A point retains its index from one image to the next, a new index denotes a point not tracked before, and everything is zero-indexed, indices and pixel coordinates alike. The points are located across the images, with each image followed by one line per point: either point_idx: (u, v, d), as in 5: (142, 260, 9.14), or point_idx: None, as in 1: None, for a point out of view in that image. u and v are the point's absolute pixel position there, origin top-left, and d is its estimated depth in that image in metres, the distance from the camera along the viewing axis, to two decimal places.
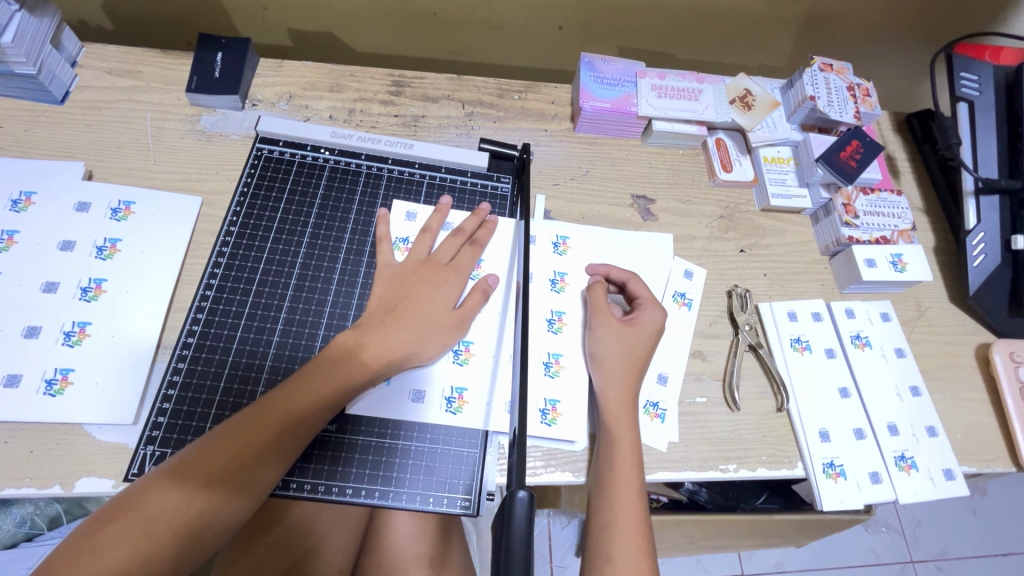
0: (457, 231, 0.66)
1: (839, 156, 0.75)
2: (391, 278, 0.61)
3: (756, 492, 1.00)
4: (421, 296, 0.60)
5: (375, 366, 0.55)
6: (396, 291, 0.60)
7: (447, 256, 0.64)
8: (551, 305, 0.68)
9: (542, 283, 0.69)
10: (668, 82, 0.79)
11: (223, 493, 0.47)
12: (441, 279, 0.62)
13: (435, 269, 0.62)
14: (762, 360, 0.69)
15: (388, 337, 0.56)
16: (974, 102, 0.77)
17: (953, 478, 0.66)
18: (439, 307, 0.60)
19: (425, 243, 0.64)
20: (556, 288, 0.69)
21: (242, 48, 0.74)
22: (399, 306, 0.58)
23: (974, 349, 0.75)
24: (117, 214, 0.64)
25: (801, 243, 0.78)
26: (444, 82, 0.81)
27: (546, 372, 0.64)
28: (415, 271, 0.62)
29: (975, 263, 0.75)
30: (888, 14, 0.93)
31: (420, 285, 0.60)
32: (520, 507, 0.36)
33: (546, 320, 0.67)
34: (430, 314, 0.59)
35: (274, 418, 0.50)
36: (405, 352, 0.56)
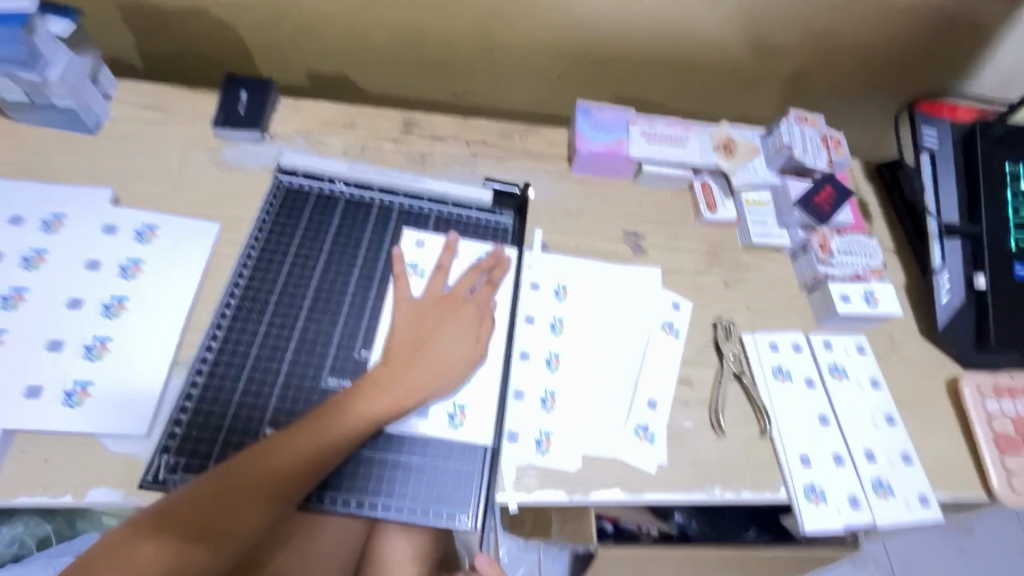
0: (475, 267, 0.71)
1: (815, 200, 0.82)
2: (411, 313, 0.65)
3: (746, 526, 1.03)
4: (439, 331, 0.64)
5: (397, 402, 0.59)
6: (416, 326, 0.64)
7: (464, 292, 0.68)
8: (550, 346, 0.71)
9: (542, 326, 0.72)
10: (657, 129, 0.86)
11: (223, 535, 0.50)
12: (456, 314, 0.66)
13: (453, 302, 0.67)
14: (746, 387, 0.73)
15: (412, 373, 0.61)
16: (934, 154, 0.84)
17: (927, 504, 0.69)
18: (455, 344, 0.64)
19: (442, 279, 0.68)
20: (555, 331, 0.72)
21: (265, 88, 0.81)
22: (422, 343, 0.63)
23: (945, 382, 0.79)
24: (141, 237, 0.68)
25: (781, 279, 0.84)
26: (450, 123, 0.88)
27: (545, 400, 0.67)
28: (433, 308, 0.66)
29: (942, 300, 0.80)
30: (857, 72, 1.02)
31: (441, 323, 0.65)
32: None
33: (545, 359, 0.70)
34: (448, 347, 0.63)
35: (273, 467, 0.53)
36: (427, 385, 0.61)
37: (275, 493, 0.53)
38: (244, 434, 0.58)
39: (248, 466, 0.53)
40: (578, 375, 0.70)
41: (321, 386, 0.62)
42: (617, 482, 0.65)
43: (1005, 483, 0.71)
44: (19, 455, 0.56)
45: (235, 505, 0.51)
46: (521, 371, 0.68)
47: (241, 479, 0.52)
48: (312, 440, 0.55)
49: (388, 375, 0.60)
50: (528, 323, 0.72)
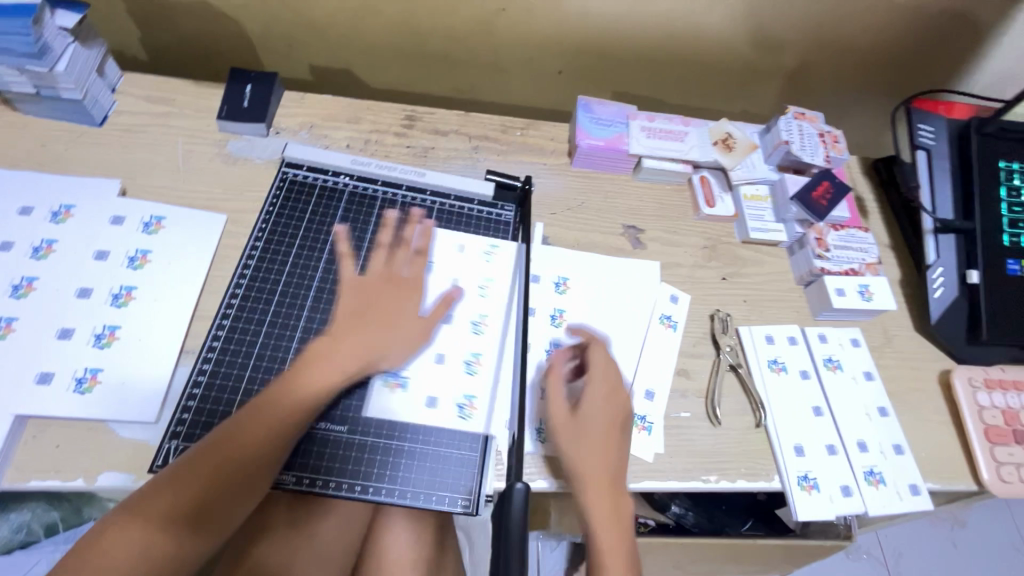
0: (416, 245, 0.68)
1: (811, 195, 0.83)
2: (350, 289, 0.63)
3: (743, 518, 1.05)
4: (378, 308, 0.63)
5: (340, 375, 0.58)
6: (356, 302, 0.63)
7: (403, 268, 0.66)
8: (550, 336, 0.72)
9: (543, 318, 0.73)
10: (657, 124, 0.87)
11: (196, 521, 0.50)
12: (399, 290, 0.65)
13: (398, 280, 0.65)
14: (742, 379, 0.74)
15: (357, 347, 0.60)
16: (930, 151, 0.85)
17: (918, 493, 0.71)
18: (399, 322, 0.63)
19: (382, 256, 0.67)
20: (556, 323, 0.73)
21: (270, 82, 0.81)
22: (363, 319, 0.62)
23: (937, 375, 0.80)
24: (148, 228, 0.69)
25: (778, 273, 0.85)
26: (453, 117, 0.88)
27: (531, 385, 0.69)
28: (373, 285, 0.64)
29: (936, 295, 0.81)
30: (856, 69, 1.03)
31: (384, 299, 0.63)
32: (517, 495, 0.46)
33: (546, 349, 0.71)
34: (399, 326, 0.63)
35: (233, 450, 0.52)
36: (366, 359, 0.60)
37: (239, 472, 0.52)
38: None
39: (209, 453, 0.52)
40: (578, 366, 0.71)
41: None
42: None
43: (994, 474, 0.73)
44: (31, 440, 0.57)
45: (206, 489, 0.51)
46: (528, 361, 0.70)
47: (204, 465, 0.51)
48: (266, 417, 0.54)
49: (319, 352, 0.59)
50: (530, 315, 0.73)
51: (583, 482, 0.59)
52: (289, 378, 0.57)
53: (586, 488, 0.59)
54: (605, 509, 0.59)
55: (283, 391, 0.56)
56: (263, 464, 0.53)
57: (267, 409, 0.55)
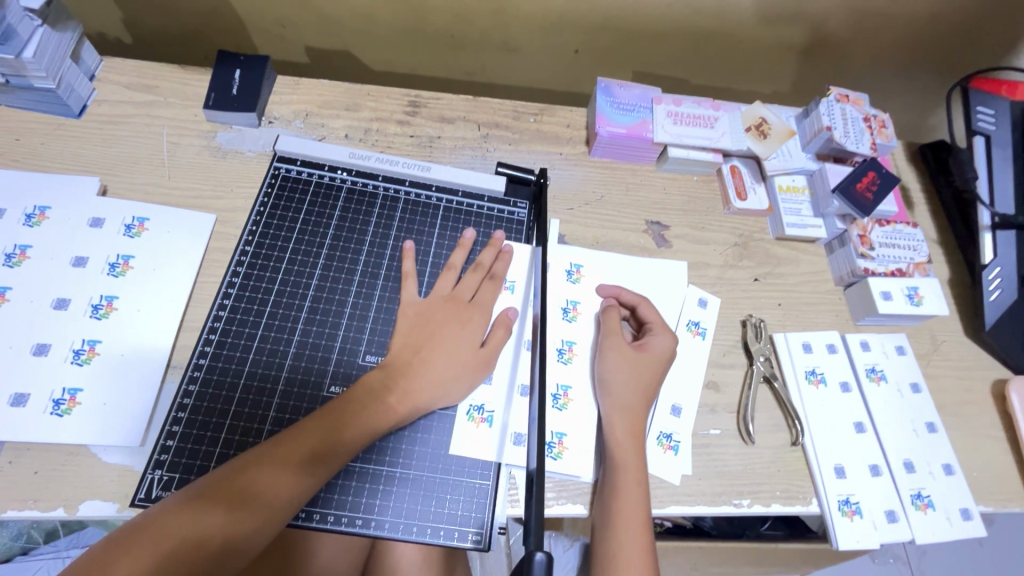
0: (476, 266, 0.64)
1: (855, 188, 0.75)
2: (415, 315, 0.60)
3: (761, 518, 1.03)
4: (448, 333, 0.58)
5: (397, 410, 0.54)
6: (419, 327, 0.59)
7: (469, 291, 0.62)
8: (563, 335, 0.67)
9: (553, 311, 0.68)
10: (685, 109, 0.79)
11: (254, 512, 0.46)
12: (465, 317, 0.60)
13: (459, 304, 0.61)
14: (777, 393, 0.68)
15: (412, 380, 0.55)
16: (990, 136, 0.77)
17: (969, 518, 0.65)
18: (462, 347, 0.58)
19: (448, 280, 0.63)
20: (568, 317, 0.68)
21: (261, 67, 0.74)
22: (424, 346, 0.57)
23: (990, 385, 0.74)
24: (130, 231, 0.63)
25: (815, 273, 0.78)
26: (460, 103, 0.81)
27: (580, 409, 0.63)
28: (439, 308, 0.60)
29: (991, 297, 0.74)
30: (903, 45, 0.93)
31: (443, 325, 0.59)
32: (537, 569, 0.35)
33: (557, 350, 0.66)
34: (454, 354, 0.57)
35: (300, 441, 0.50)
36: (427, 392, 0.55)
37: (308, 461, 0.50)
38: (241, 448, 0.54)
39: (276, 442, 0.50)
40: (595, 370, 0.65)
41: (323, 396, 0.57)
42: None
43: None
44: (7, 467, 0.53)
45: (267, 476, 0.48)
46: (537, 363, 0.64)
47: (268, 453, 0.49)
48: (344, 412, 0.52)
49: (391, 367, 0.56)
50: None
51: (611, 473, 0.57)
52: (367, 385, 0.54)
53: (615, 480, 0.57)
54: (636, 505, 0.55)
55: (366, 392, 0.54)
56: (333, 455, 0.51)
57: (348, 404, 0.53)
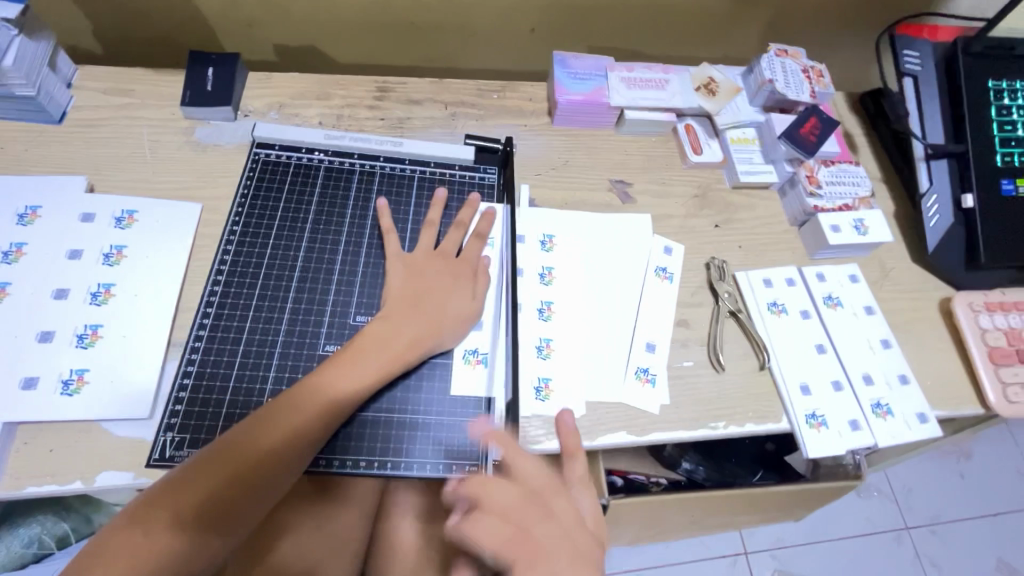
0: (457, 223, 0.69)
1: (799, 131, 0.81)
2: (406, 269, 0.64)
3: (753, 471, 1.23)
4: (439, 284, 0.63)
5: (399, 358, 0.58)
6: (413, 280, 0.63)
7: (454, 247, 0.67)
8: (541, 297, 0.71)
9: (531, 278, 0.72)
10: (636, 74, 0.85)
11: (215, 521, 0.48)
12: (454, 269, 0.65)
13: (446, 259, 0.66)
14: (742, 323, 0.73)
15: (410, 329, 0.59)
16: (917, 77, 0.83)
17: (926, 421, 0.70)
18: (453, 298, 0.63)
19: (431, 235, 0.67)
20: (545, 282, 0.72)
21: (232, 62, 0.78)
22: (422, 299, 0.62)
23: (938, 303, 0.80)
24: (121, 223, 0.66)
25: (771, 216, 0.83)
26: (426, 86, 0.86)
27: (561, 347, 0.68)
28: (429, 263, 0.65)
29: (930, 223, 0.80)
30: (836, 1, 1.00)
31: (435, 277, 0.64)
32: None
33: (536, 310, 0.70)
34: (446, 302, 0.62)
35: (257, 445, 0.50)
36: (427, 337, 0.60)
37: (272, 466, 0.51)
38: (247, 405, 0.57)
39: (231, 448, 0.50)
40: (568, 326, 0.70)
41: (319, 354, 0.60)
42: (622, 425, 0.66)
43: (1001, 396, 0.72)
44: (23, 447, 0.55)
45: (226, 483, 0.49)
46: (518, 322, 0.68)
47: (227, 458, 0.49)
48: (299, 411, 0.53)
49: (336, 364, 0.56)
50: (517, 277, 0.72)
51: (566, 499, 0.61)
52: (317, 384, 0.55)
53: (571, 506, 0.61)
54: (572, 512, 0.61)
55: (316, 390, 0.54)
56: (296, 455, 0.52)
57: (301, 405, 0.53)
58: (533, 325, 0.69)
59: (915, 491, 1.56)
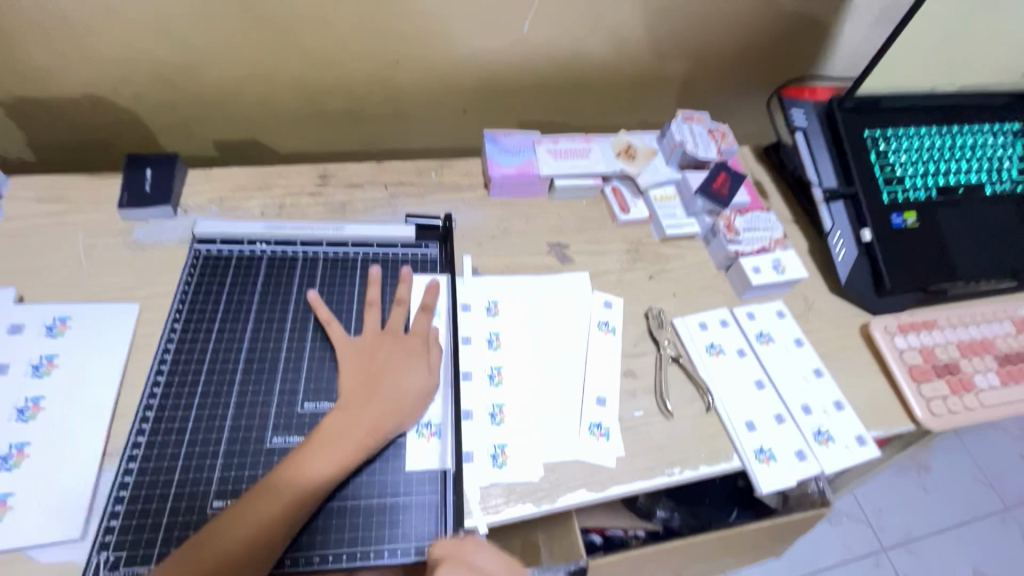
0: (398, 300, 0.71)
1: (713, 186, 0.89)
2: (358, 352, 0.65)
3: (729, 510, 1.27)
4: (390, 364, 0.64)
5: (366, 440, 0.59)
6: (366, 364, 0.65)
7: (402, 323, 0.69)
8: (489, 362, 0.72)
9: (479, 344, 0.73)
10: (562, 146, 0.93)
11: None
12: (406, 345, 0.67)
13: (396, 336, 0.68)
14: (684, 368, 0.77)
15: (369, 413, 0.60)
16: (806, 132, 0.94)
17: (865, 443, 0.74)
18: (408, 372, 0.65)
19: (375, 314, 0.69)
20: (493, 347, 0.74)
21: (171, 163, 0.80)
22: (377, 380, 0.63)
23: (857, 328, 0.86)
24: (52, 331, 0.65)
25: (699, 264, 0.90)
26: (366, 169, 0.90)
27: (514, 412, 0.69)
28: (382, 343, 0.66)
29: (839, 257, 0.89)
30: (730, 69, 1.13)
31: (388, 355, 0.65)
32: None
33: (486, 375, 0.71)
34: (404, 379, 0.64)
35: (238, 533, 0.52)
36: (388, 419, 0.61)
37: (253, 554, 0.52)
38: (189, 513, 0.55)
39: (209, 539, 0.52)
40: (519, 388, 0.71)
41: (267, 448, 0.59)
42: (581, 483, 0.66)
43: (926, 411, 0.78)
44: None
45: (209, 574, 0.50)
46: (466, 391, 0.69)
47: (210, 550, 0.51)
48: (273, 498, 0.54)
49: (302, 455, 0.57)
50: (465, 343, 0.73)
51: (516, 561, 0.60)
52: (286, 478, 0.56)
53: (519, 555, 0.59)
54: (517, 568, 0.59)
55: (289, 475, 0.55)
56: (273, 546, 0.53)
57: (274, 492, 0.54)
58: (482, 393, 0.70)
59: (886, 511, 1.60)
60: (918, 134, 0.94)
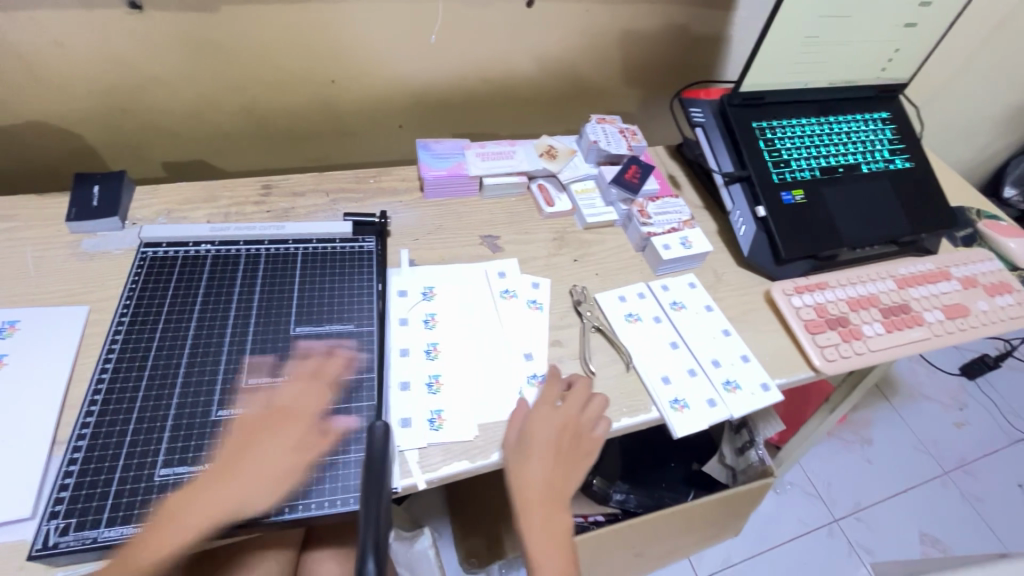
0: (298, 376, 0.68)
1: (625, 177, 1.00)
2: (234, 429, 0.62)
3: (686, 491, 1.33)
4: (255, 448, 0.60)
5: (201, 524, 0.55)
6: (240, 441, 0.61)
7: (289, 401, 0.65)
8: (426, 339, 0.79)
9: (416, 325, 0.80)
10: (489, 149, 1.03)
11: None
12: (280, 426, 0.63)
13: (280, 416, 0.63)
14: (605, 334, 0.85)
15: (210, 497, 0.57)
16: (704, 126, 1.06)
17: (768, 389, 0.83)
18: (273, 456, 0.60)
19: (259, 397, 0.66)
20: (428, 326, 0.80)
21: (118, 179, 0.85)
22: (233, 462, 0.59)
23: (761, 294, 0.97)
24: (2, 333, 0.69)
25: (619, 247, 0.99)
26: (308, 179, 0.97)
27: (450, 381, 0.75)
28: (260, 422, 0.63)
29: (741, 233, 1.00)
30: (640, 79, 1.26)
31: (258, 439, 0.61)
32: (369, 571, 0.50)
33: (423, 351, 0.77)
34: (270, 460, 0.60)
35: None
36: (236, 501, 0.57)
37: None
38: (136, 481, 0.59)
39: None
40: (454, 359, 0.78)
41: (212, 419, 0.64)
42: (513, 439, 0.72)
43: (822, 358, 0.88)
44: None
45: None
46: (401, 364, 0.75)
47: None
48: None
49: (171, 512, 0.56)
50: (402, 324, 0.79)
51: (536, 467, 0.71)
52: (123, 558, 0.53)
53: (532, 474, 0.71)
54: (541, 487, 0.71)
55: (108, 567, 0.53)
56: None
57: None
58: (419, 366, 0.76)
59: (835, 484, 1.69)
60: (799, 124, 1.08)
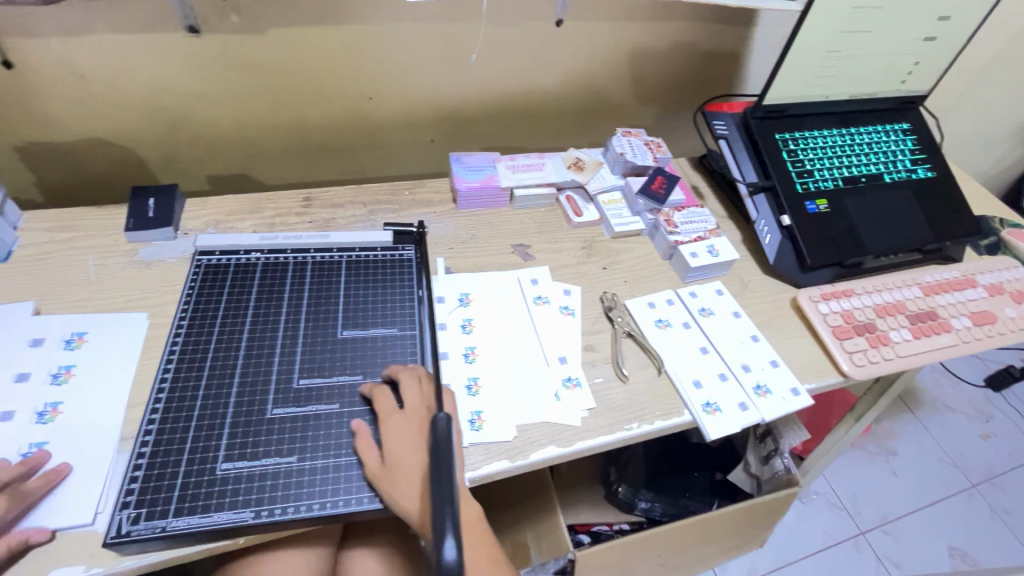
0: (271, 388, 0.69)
1: (651, 188, 1.03)
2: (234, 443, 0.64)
3: (710, 500, 1.34)
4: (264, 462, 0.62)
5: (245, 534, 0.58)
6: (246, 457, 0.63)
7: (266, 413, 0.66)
8: (464, 343, 0.82)
9: (454, 329, 0.83)
10: (519, 161, 1.07)
11: None
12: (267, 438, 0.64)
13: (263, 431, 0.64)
14: (637, 340, 0.87)
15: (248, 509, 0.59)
16: (728, 138, 1.09)
17: (798, 393, 0.84)
18: None
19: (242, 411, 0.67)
20: (466, 330, 0.83)
21: (171, 191, 0.90)
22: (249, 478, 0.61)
23: (788, 301, 0.98)
24: (71, 344, 0.72)
25: (646, 255, 1.02)
26: (347, 192, 1.01)
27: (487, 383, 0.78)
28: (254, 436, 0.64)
29: (766, 241, 1.02)
30: (663, 94, 1.30)
31: None
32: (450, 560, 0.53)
33: (462, 355, 0.80)
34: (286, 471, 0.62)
35: None
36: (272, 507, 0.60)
37: None
38: (200, 475, 0.62)
39: None
40: (492, 362, 0.81)
41: (268, 417, 0.67)
42: (551, 440, 0.74)
43: (850, 363, 0.89)
44: None
45: None
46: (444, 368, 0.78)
47: None
48: None
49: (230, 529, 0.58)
50: (441, 329, 0.82)
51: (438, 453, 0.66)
52: None
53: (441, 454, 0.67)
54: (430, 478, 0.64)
55: None
56: None
57: None
58: (459, 369, 0.79)
59: (860, 495, 1.67)
60: (821, 135, 1.10)
